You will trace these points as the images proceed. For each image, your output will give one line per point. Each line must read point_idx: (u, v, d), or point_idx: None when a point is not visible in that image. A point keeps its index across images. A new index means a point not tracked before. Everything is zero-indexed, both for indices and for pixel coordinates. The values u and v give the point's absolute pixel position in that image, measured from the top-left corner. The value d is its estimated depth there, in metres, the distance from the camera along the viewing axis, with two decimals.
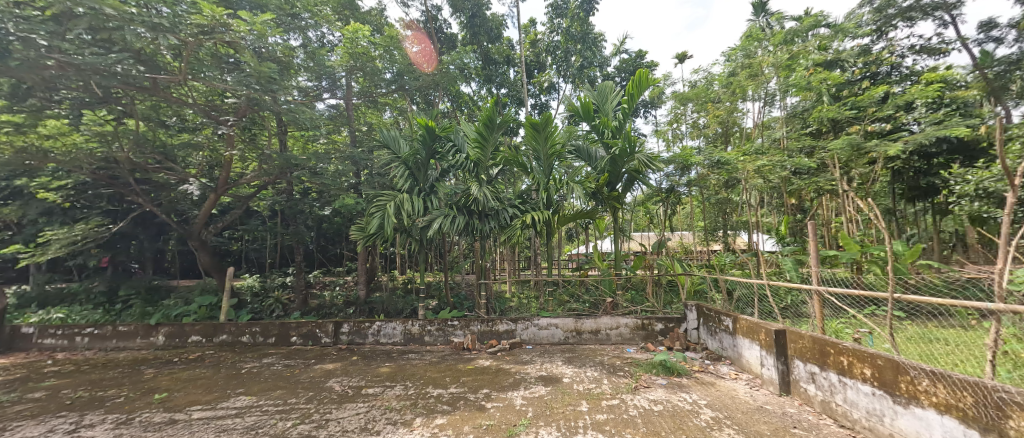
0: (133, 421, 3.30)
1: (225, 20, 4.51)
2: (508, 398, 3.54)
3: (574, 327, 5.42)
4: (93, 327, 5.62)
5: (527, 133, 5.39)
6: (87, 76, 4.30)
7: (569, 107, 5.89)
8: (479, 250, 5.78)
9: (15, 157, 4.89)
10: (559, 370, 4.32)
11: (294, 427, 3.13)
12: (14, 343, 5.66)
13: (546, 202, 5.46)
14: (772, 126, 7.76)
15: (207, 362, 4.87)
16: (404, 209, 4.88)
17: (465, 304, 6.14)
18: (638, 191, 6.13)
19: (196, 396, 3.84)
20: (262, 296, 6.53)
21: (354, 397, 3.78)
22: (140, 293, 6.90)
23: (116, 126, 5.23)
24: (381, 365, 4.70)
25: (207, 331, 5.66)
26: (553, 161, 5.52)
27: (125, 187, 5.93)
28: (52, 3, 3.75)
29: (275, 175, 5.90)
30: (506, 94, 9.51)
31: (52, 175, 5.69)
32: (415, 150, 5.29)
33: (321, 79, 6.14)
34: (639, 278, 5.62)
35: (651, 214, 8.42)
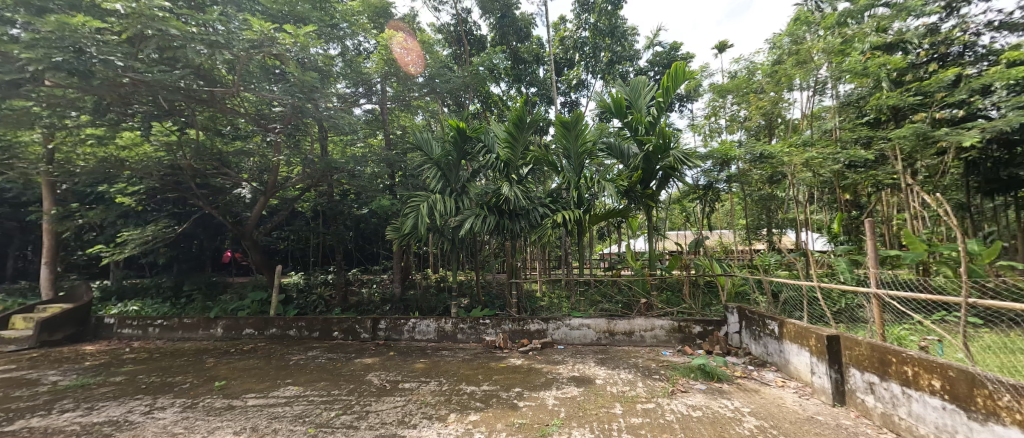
0: (197, 406, 3.61)
1: (273, 34, 4.84)
2: (541, 398, 3.54)
3: (607, 328, 5.34)
4: (163, 319, 6.20)
5: (558, 132, 5.37)
6: (156, 92, 4.76)
7: (600, 104, 5.78)
8: (510, 249, 5.82)
9: (98, 166, 5.49)
10: (591, 371, 4.27)
11: (337, 417, 3.31)
12: (99, 332, 6.37)
13: (577, 201, 5.42)
14: (822, 116, 7.22)
15: (260, 354, 5.24)
16: (437, 209, 4.99)
17: (497, 302, 6.21)
18: (673, 188, 5.93)
19: (250, 384, 4.15)
20: (307, 293, 6.93)
21: (391, 390, 3.94)
22: (202, 288, 7.53)
23: (178, 136, 5.79)
24: (417, 361, 4.85)
25: (259, 325, 6.08)
26: (583, 160, 5.46)
27: (188, 191, 6.49)
28: (127, 27, 4.17)
29: (317, 178, 6.24)
30: (536, 93, 9.49)
31: (127, 181, 6.33)
32: (447, 151, 5.40)
33: (357, 86, 6.42)
34: (675, 278, 5.43)
35: (687, 212, 8.11)
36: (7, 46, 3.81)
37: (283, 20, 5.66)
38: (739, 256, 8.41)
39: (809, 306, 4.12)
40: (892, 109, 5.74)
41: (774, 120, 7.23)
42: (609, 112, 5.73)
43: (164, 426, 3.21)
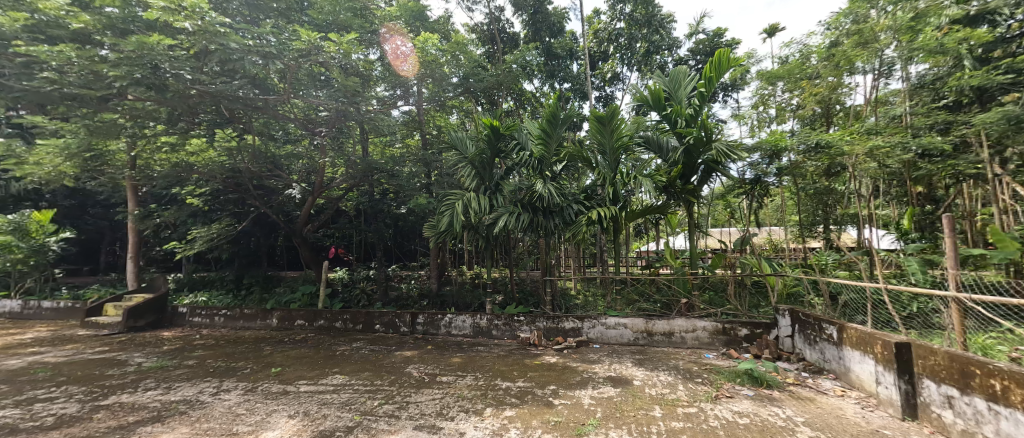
0: (257, 389, 3.94)
1: (319, 43, 5.14)
2: (576, 397, 3.51)
3: (645, 328, 5.20)
4: (227, 309, 6.79)
5: (592, 127, 5.28)
6: (219, 101, 5.19)
7: (636, 97, 5.61)
8: (544, 247, 5.81)
9: (172, 171, 6.11)
10: (628, 371, 4.17)
11: (380, 406, 3.47)
12: (175, 319, 7.10)
13: (613, 198, 5.32)
14: (888, 101, 6.55)
15: (311, 344, 5.61)
16: (471, 207, 5.07)
17: (531, 300, 6.23)
18: (717, 183, 5.65)
19: (302, 371, 4.45)
20: (352, 288, 7.31)
21: (430, 383, 4.07)
22: (260, 282, 8.17)
23: (238, 142, 6.33)
24: (453, 355, 4.98)
25: (309, 317, 6.50)
26: (619, 155, 5.33)
27: (246, 192, 7.04)
28: (194, 42, 4.58)
29: (359, 178, 6.56)
30: (569, 89, 9.37)
31: (196, 184, 6.98)
32: (480, 150, 5.45)
33: (395, 88, 6.62)
34: (719, 278, 5.17)
35: (732, 208, 7.67)
36: (98, 66, 4.33)
37: (328, 29, 5.98)
38: (791, 255, 7.85)
39: (873, 310, 3.76)
40: (976, 90, 5.10)
41: (832, 107, 6.64)
42: (646, 105, 5.54)
43: (229, 407, 3.52)
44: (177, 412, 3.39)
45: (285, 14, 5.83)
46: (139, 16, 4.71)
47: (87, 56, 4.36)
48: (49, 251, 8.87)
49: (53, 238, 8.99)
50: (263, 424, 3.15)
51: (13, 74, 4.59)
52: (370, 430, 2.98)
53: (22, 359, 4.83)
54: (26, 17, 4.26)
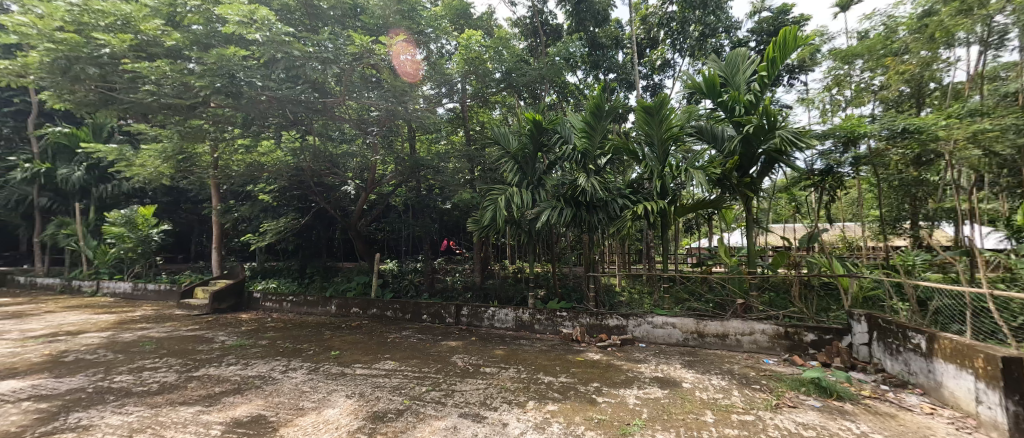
0: (319, 370, 4.30)
1: (371, 46, 5.43)
2: (620, 396, 3.44)
3: (696, 329, 4.94)
4: (294, 296, 7.47)
5: (639, 119, 5.08)
6: (285, 105, 5.64)
7: (689, 85, 5.29)
8: (588, 242, 5.72)
9: (247, 170, 6.79)
10: (676, 373, 4.00)
11: (428, 393, 3.64)
12: (251, 303, 7.94)
13: (660, 191, 5.09)
14: (999, 76, 5.58)
15: (365, 330, 6.01)
16: (514, 202, 5.10)
17: (575, 295, 6.17)
18: (779, 175, 5.21)
19: (358, 355, 4.79)
20: (402, 279, 7.69)
21: (474, 373, 4.20)
22: (321, 272, 8.87)
23: (301, 142, 6.90)
24: (496, 347, 5.08)
25: (364, 305, 6.97)
26: (668, 146, 5.08)
27: (309, 189, 7.64)
28: (264, 52, 5.05)
29: (407, 175, 6.85)
30: (615, 79, 9.04)
31: (267, 182, 7.69)
32: (523, 144, 5.46)
33: (440, 87, 6.74)
34: (781, 278, 4.77)
35: (797, 202, 7.01)
36: (187, 78, 4.92)
37: (378, 32, 6.29)
38: (868, 254, 7.03)
39: (974, 319, 3.26)
40: None
41: (924, 86, 5.80)
42: (700, 93, 5.20)
43: (296, 384, 3.88)
44: (253, 386, 3.80)
45: (341, 22, 6.19)
46: (218, 31, 5.26)
47: (178, 70, 4.96)
48: (152, 241, 10.26)
49: (155, 230, 10.39)
50: (325, 402, 3.43)
51: (122, 89, 5.35)
52: (419, 414, 3.14)
53: (134, 333, 5.66)
54: (131, 37, 4.92)
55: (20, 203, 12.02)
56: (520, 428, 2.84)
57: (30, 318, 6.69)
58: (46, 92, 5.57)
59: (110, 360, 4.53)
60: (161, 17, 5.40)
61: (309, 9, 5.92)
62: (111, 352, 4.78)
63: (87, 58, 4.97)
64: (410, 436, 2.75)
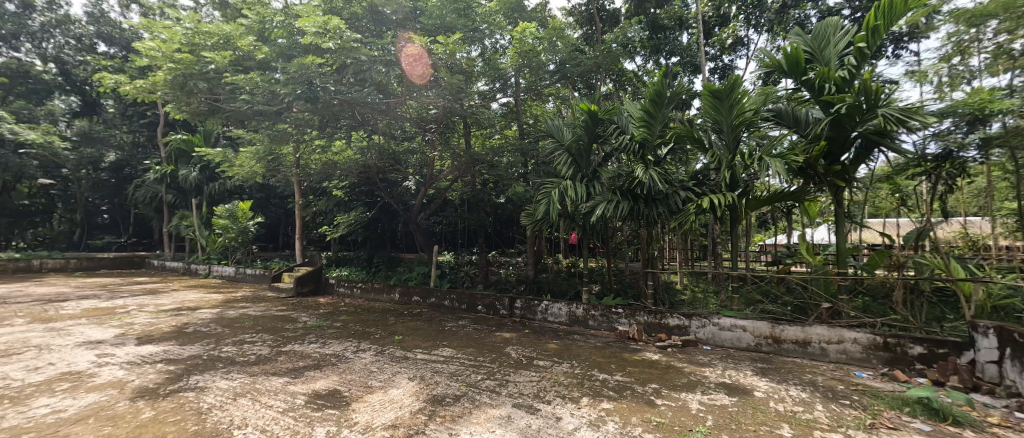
0: (385, 352, 4.65)
1: (429, 47, 5.71)
2: (681, 399, 3.25)
3: (769, 333, 4.51)
4: (363, 283, 8.14)
5: (706, 104, 4.69)
6: (354, 108, 6.08)
7: (766, 63, 4.73)
8: (646, 237, 5.47)
9: (324, 168, 7.49)
10: (745, 380, 3.68)
11: (483, 381, 3.76)
12: (328, 289, 8.82)
13: (730, 183, 4.68)
14: None
15: (425, 318, 6.36)
16: (568, 195, 5.00)
17: (631, 292, 5.95)
18: (879, 161, 4.52)
19: (419, 341, 5.09)
20: (458, 270, 8.00)
21: (527, 365, 4.25)
22: (386, 262, 9.52)
23: (368, 142, 7.39)
24: (549, 341, 5.08)
25: (424, 294, 7.40)
26: (739, 133, 4.64)
27: (375, 184, 8.23)
28: (336, 60, 5.52)
29: (464, 170, 7.07)
30: (678, 63, 8.41)
31: (340, 179, 8.41)
32: (578, 136, 5.33)
33: (494, 82, 6.92)
34: (880, 280, 4.14)
35: (902, 192, 6.03)
36: (274, 87, 5.54)
37: (436, 32, 6.57)
38: (999, 255, 5.84)
39: None
40: None
41: None
42: (780, 72, 4.63)
43: (365, 364, 4.24)
44: (330, 363, 4.22)
45: (402, 24, 6.52)
46: (299, 43, 5.76)
47: (268, 80, 5.60)
48: (249, 232, 11.78)
49: (251, 222, 11.91)
50: (390, 382, 3.70)
51: (225, 99, 6.18)
52: (475, 401, 3.25)
53: (236, 311, 6.57)
54: (231, 54, 5.79)
55: (154, 199, 14.49)
56: (573, 423, 2.82)
57: (162, 295, 8.07)
58: (169, 105, 6.62)
59: (218, 333, 5.31)
60: (254, 33, 6.16)
61: (374, 16, 6.36)
62: (220, 326, 5.60)
63: (198, 74, 5.84)
64: (466, 420, 2.87)
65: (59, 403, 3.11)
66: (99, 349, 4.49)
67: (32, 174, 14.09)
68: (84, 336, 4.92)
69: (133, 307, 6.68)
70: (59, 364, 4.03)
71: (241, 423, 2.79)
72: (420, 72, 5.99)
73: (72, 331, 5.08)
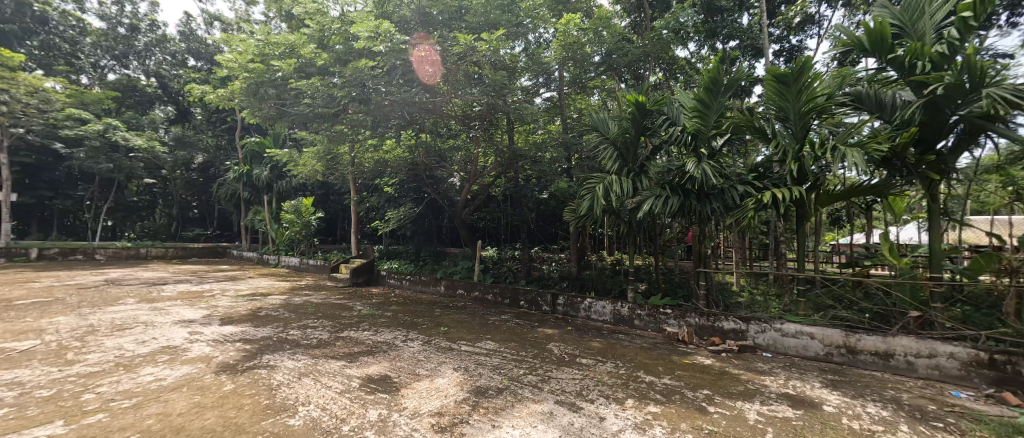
0: (431, 342, 4.85)
1: (473, 44, 5.76)
2: (737, 408, 3.04)
3: (841, 342, 4.06)
4: (412, 275, 8.56)
5: (769, 90, 4.29)
6: (404, 108, 6.32)
7: (842, 41, 4.20)
8: (699, 234, 5.17)
9: (376, 166, 7.91)
10: (812, 392, 3.35)
11: (525, 376, 3.78)
12: (380, 280, 9.37)
13: (797, 176, 4.27)
14: None
15: (469, 311, 6.52)
16: (613, 191, 4.82)
17: (681, 292, 5.67)
18: (988, 149, 3.85)
19: (463, 333, 5.24)
20: (501, 265, 8.10)
21: (570, 362, 4.20)
22: (432, 256, 9.90)
23: (415, 141, 7.70)
24: (593, 339, 4.99)
25: (468, 288, 7.62)
26: (808, 121, 4.20)
27: (423, 181, 8.54)
28: (387, 62, 5.78)
29: (507, 165, 7.15)
30: (737, 47, 7.75)
31: (391, 176, 8.84)
32: (624, 129, 5.12)
33: (539, 77, 7.06)
34: (985, 288, 3.55)
35: (1017, 185, 5.12)
36: (333, 91, 5.94)
37: (481, 29, 6.66)
38: None
39: None
40: None
41: None
42: (859, 50, 4.10)
43: (413, 352, 4.45)
44: (382, 350, 4.48)
45: (448, 24, 6.65)
46: (353, 48, 6.10)
47: (326, 84, 6.01)
48: (312, 226, 12.79)
49: (313, 217, 12.91)
50: (436, 371, 3.85)
51: (291, 104, 6.74)
52: (517, 395, 3.29)
53: (301, 298, 7.18)
54: (295, 62, 6.31)
55: (234, 196, 16.21)
56: (618, 425, 2.74)
57: (240, 282, 9.05)
58: (244, 111, 7.32)
59: (286, 317, 5.85)
60: (314, 41, 6.61)
61: (421, 17, 6.54)
62: (287, 312, 6.17)
63: (268, 82, 6.50)
64: (508, 414, 2.90)
65: (160, 372, 3.60)
66: (190, 327, 5.14)
67: (139, 175, 16.36)
68: (178, 315, 5.64)
69: (217, 292, 7.54)
70: (159, 338, 4.67)
71: (305, 400, 3.04)
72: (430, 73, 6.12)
73: (169, 311, 5.86)
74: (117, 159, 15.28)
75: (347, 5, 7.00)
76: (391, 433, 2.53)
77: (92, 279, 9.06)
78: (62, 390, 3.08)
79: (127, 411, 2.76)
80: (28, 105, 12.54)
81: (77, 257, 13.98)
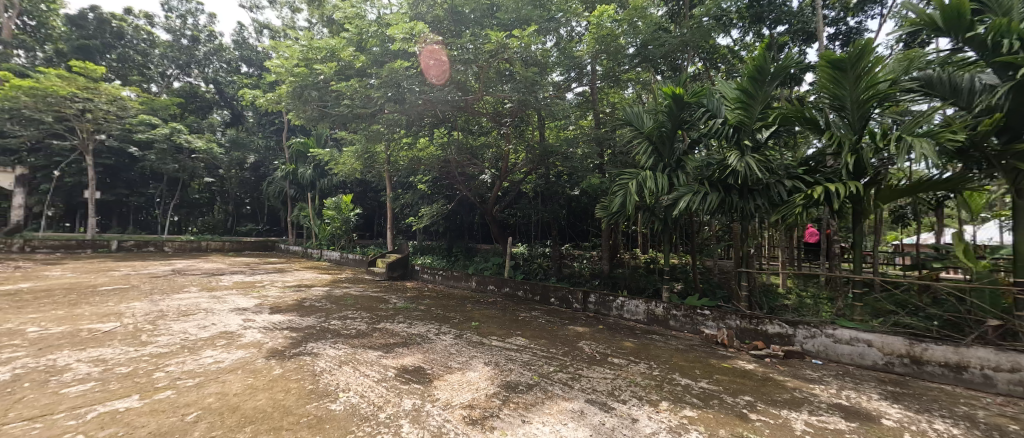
0: (462, 336, 4.94)
1: (505, 41, 5.77)
2: (782, 417, 2.87)
3: (904, 351, 3.68)
4: (444, 270, 8.77)
5: (822, 76, 3.96)
6: (438, 106, 6.43)
7: (909, 20, 3.79)
8: (740, 232, 4.90)
9: (411, 163, 8.14)
10: (869, 404, 3.09)
11: (555, 373, 3.77)
12: (414, 274, 9.68)
13: (853, 169, 3.93)
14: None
15: (500, 307, 6.59)
16: (647, 187, 4.66)
17: (720, 293, 5.41)
18: None
19: (493, 328, 5.30)
20: (532, 262, 8.09)
21: (601, 361, 4.14)
22: (464, 252, 10.06)
23: (448, 138, 7.85)
24: (625, 339, 4.88)
25: (499, 283, 7.70)
26: (867, 110, 3.85)
27: (456, 178, 8.69)
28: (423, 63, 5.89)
29: (538, 162, 7.14)
30: (785, 32, 7.23)
31: (425, 174, 9.10)
32: (659, 122, 4.94)
33: (570, 72, 6.94)
34: None
35: None
36: (370, 91, 6.17)
37: (512, 24, 6.68)
38: None
39: None
40: None
41: None
42: (931, 30, 3.68)
43: (445, 345, 4.56)
44: (415, 342, 4.63)
45: (479, 22, 6.71)
46: (389, 49, 6.30)
47: (364, 86, 6.27)
48: (351, 221, 13.40)
49: (352, 213, 13.51)
50: (468, 365, 3.92)
51: (332, 105, 7.08)
52: (547, 391, 3.29)
53: (341, 290, 7.57)
54: (334, 64, 6.60)
55: (282, 194, 17.28)
56: (651, 427, 2.67)
57: (286, 274, 9.65)
58: (291, 113, 7.78)
59: (327, 308, 6.18)
60: (353, 44, 6.90)
61: (454, 16, 6.64)
62: (328, 303, 6.52)
63: (311, 84, 6.90)
64: (538, 410, 2.91)
65: (219, 355, 3.92)
66: (243, 315, 5.56)
67: (200, 174, 17.83)
68: (233, 304, 6.12)
69: (267, 283, 8.10)
70: (217, 324, 5.09)
71: (345, 387, 3.21)
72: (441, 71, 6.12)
73: (226, 299, 6.37)
74: (181, 160, 16.79)
75: (384, 8, 7.35)
76: (425, 423, 2.62)
77: (161, 269, 10.00)
78: (137, 368, 3.44)
79: (191, 389, 3.04)
80: (108, 113, 13.98)
81: (149, 249, 15.48)
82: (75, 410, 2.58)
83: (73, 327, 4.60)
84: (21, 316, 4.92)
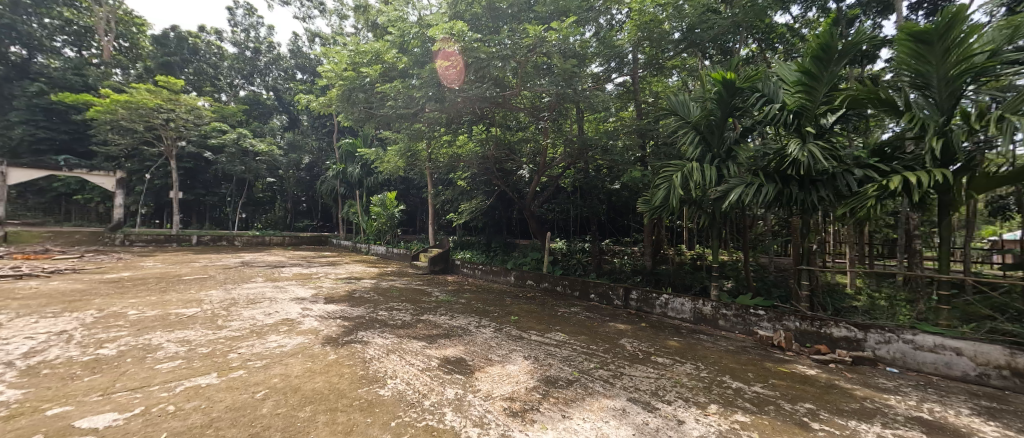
0: (501, 330, 5.01)
1: (543, 34, 5.71)
2: (849, 428, 2.62)
3: (1003, 362, 3.19)
4: (484, 265, 8.92)
5: (902, 50, 3.50)
6: (477, 102, 6.52)
7: None
8: (800, 227, 4.50)
9: (451, 160, 8.32)
10: (957, 420, 2.73)
11: (596, 370, 3.70)
12: (455, 268, 9.95)
13: (939, 155, 3.46)
14: None
15: (539, 301, 6.60)
16: (693, 179, 4.39)
17: (776, 292, 5.03)
18: None
19: (532, 323, 5.30)
20: (571, 257, 7.99)
21: (645, 360, 4.01)
22: (503, 246, 10.18)
23: (487, 134, 7.96)
24: (670, 338, 4.68)
25: (538, 278, 7.72)
26: (957, 86, 3.36)
27: (495, 174, 8.78)
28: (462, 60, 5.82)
29: (577, 156, 7.07)
30: (857, 3, 6.49)
31: (465, 170, 9.29)
32: (708, 111, 4.62)
33: (610, 62, 6.74)
34: None
35: None
36: (412, 91, 6.54)
37: (549, 16, 6.61)
38: None
39: None
40: None
41: None
42: None
43: (485, 338, 4.64)
44: (456, 334, 4.76)
45: (517, 16, 6.77)
46: (428, 49, 6.47)
47: (406, 86, 6.58)
48: (396, 217, 14.00)
49: (397, 209, 14.10)
50: (507, 358, 3.98)
51: (376, 106, 7.45)
52: (587, 388, 3.25)
53: (387, 283, 7.96)
54: (379, 66, 7.03)
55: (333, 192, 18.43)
56: (698, 430, 2.56)
57: (338, 266, 10.31)
58: (339, 116, 8.27)
59: (375, 299, 6.54)
60: (395, 46, 7.19)
61: (492, 12, 6.68)
62: (375, 294, 6.89)
63: (357, 86, 7.27)
64: (579, 406, 2.88)
65: (282, 340, 4.29)
66: (302, 304, 6.03)
67: (264, 175, 19.46)
68: (293, 293, 6.66)
69: (321, 275, 8.72)
70: (279, 312, 5.56)
71: (392, 374, 3.38)
72: (451, 71, 6.19)
73: (286, 289, 6.94)
74: (248, 162, 18.42)
75: (424, 9, 7.57)
76: (467, 412, 2.70)
77: (231, 260, 11.08)
78: (214, 349, 3.86)
79: (259, 370, 3.35)
80: (187, 121, 15.61)
81: (223, 242, 17.26)
82: (166, 384, 2.94)
83: (163, 311, 5.24)
84: (124, 300, 5.69)
